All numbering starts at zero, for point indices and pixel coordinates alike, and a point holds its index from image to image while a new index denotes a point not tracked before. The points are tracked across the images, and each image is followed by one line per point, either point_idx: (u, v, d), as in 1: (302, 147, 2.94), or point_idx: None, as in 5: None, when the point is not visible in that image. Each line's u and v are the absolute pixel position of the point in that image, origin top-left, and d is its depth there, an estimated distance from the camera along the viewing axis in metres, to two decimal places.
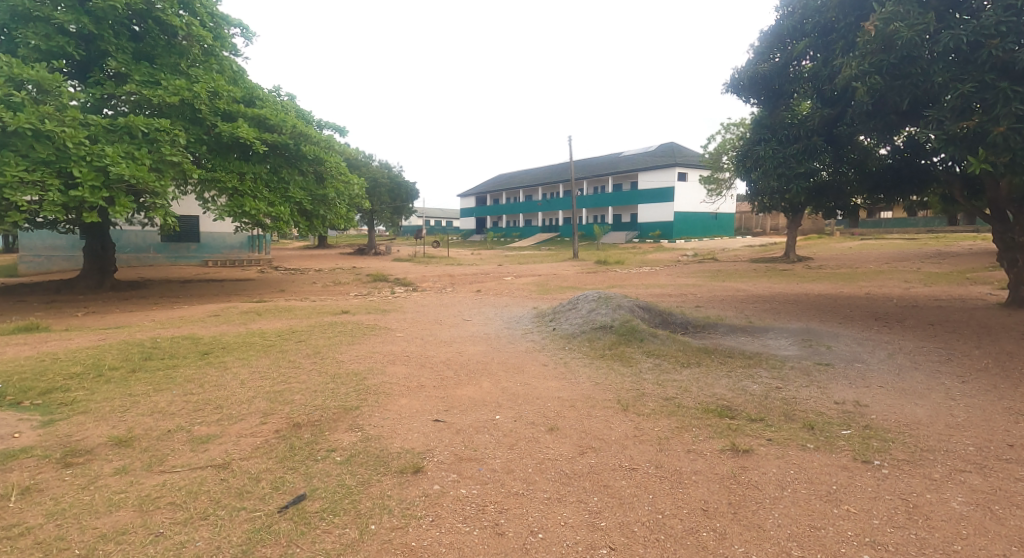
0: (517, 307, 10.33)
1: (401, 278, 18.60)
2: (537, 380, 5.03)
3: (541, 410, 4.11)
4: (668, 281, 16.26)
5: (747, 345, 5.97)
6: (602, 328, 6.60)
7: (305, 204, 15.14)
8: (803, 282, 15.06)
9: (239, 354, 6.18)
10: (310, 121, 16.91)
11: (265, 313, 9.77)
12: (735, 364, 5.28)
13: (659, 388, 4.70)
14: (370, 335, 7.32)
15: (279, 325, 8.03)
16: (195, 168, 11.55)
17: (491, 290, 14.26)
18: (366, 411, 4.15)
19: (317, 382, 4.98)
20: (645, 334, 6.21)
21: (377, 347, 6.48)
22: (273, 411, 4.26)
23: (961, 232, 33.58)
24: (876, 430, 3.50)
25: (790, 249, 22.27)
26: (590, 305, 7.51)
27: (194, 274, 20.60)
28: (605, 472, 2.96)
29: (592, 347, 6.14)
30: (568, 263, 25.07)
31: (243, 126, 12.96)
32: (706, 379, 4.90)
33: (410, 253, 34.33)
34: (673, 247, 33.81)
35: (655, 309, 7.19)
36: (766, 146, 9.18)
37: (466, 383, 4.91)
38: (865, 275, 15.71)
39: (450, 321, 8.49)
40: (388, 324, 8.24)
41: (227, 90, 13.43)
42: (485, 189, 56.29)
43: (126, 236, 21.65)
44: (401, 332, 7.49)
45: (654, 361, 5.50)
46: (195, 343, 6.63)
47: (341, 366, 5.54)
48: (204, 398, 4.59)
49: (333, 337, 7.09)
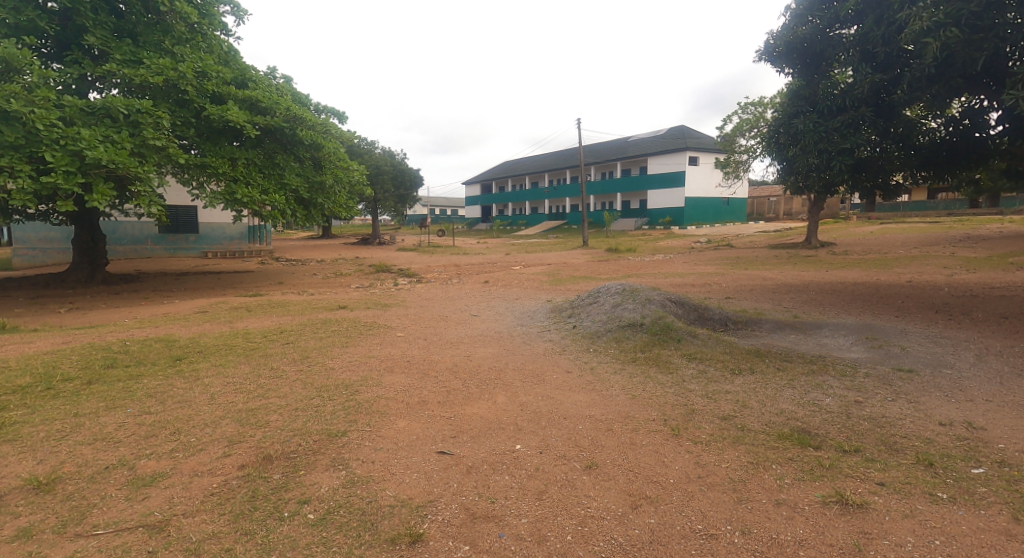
0: (529, 300, 9.49)
1: (405, 269, 17.79)
2: (562, 393, 4.20)
3: (572, 437, 3.31)
4: (686, 270, 15.35)
5: (802, 347, 5.13)
6: (629, 325, 5.81)
7: (302, 192, 14.35)
8: (832, 269, 14.12)
9: (216, 360, 5.39)
10: (307, 105, 16.04)
11: (256, 310, 8.97)
12: (795, 371, 4.45)
13: (712, 403, 3.89)
14: (368, 335, 6.49)
15: (267, 324, 7.24)
16: (181, 153, 10.84)
17: (499, 281, 13.41)
18: (355, 439, 3.35)
19: (300, 397, 4.18)
20: (683, 333, 5.39)
21: (375, 351, 5.67)
22: (241, 438, 3.45)
23: (985, 215, 32.36)
24: (1020, 470, 2.66)
25: (811, 234, 21.26)
26: (613, 299, 6.68)
27: (191, 267, 19.87)
28: (674, 544, 2.17)
29: (622, 349, 5.36)
30: (578, 252, 24.16)
31: (233, 108, 12.23)
32: (766, 390, 4.09)
33: (414, 242, 33.53)
34: (685, 233, 32.77)
35: (689, 304, 6.35)
36: (805, 118, 8.28)
37: (477, 397, 4.11)
38: (898, 262, 14.73)
39: (457, 318, 7.67)
40: (389, 321, 7.44)
41: (215, 71, 12.64)
42: (490, 176, 55.23)
43: (121, 227, 20.86)
44: (403, 332, 6.67)
45: (697, 367, 4.70)
46: (169, 347, 5.83)
47: (332, 375, 4.74)
48: (161, 420, 3.78)
49: (326, 338, 6.28)
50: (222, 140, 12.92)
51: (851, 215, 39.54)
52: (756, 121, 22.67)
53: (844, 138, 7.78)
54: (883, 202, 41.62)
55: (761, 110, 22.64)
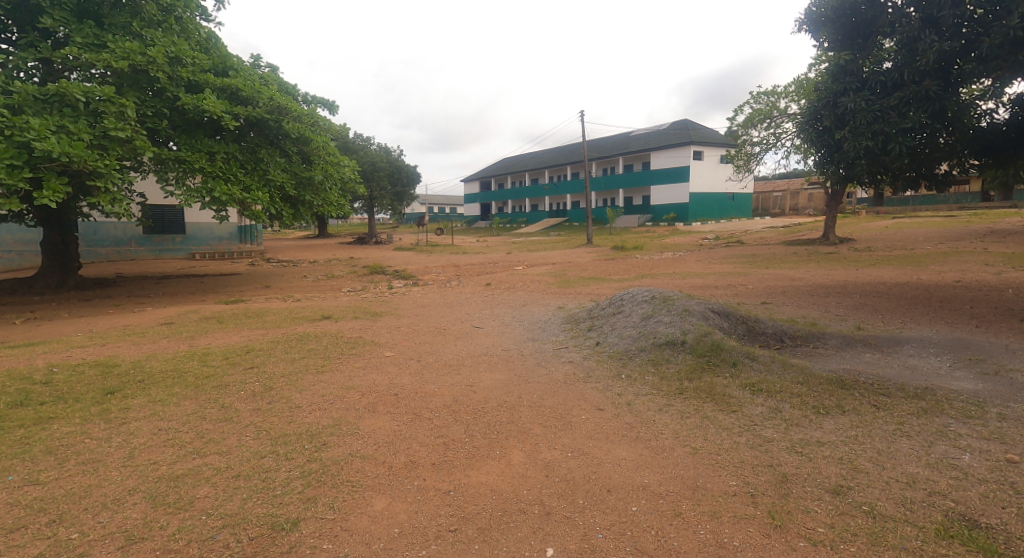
0: (537, 306, 8.45)
1: (402, 271, 16.75)
2: (599, 447, 3.14)
3: (629, 534, 2.28)
4: (702, 269, 14.25)
5: (891, 373, 4.09)
6: (667, 344, 4.77)
7: (288, 189, 13.28)
8: (861, 267, 13.12)
9: (158, 394, 4.29)
10: (295, 95, 14.97)
11: (229, 321, 7.88)
12: (901, 410, 3.40)
13: (807, 464, 2.86)
14: (351, 356, 5.42)
15: (234, 340, 6.16)
16: (149, 146, 9.80)
17: (502, 284, 12.32)
18: (311, 537, 2.31)
19: (249, 455, 3.11)
20: (739, 355, 4.35)
21: (357, 379, 4.60)
22: (143, 535, 2.37)
23: (1000, 208, 31.43)
24: None
25: (828, 230, 20.27)
26: (643, 311, 5.65)
27: (175, 269, 18.75)
28: None
29: (663, 376, 4.32)
30: (583, 250, 23.02)
31: (209, 97, 11.17)
32: (875, 443, 3.04)
33: (412, 241, 32.42)
34: (692, 230, 31.75)
35: (735, 315, 5.32)
36: (854, 97, 7.18)
37: (485, 455, 3.05)
38: (931, 259, 13.72)
39: (457, 332, 6.57)
40: (377, 336, 6.35)
41: (191, 57, 11.55)
42: (489, 173, 54.04)
43: (103, 228, 19.69)
44: (392, 351, 5.58)
45: (767, 404, 3.66)
46: (104, 376, 4.72)
47: (299, 417, 3.68)
48: (42, 497, 2.69)
49: (300, 361, 5.19)
50: (198, 133, 11.88)
51: (859, 209, 38.40)
52: (769, 112, 21.60)
53: (902, 119, 6.70)
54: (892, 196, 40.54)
55: (774, 99, 21.56)
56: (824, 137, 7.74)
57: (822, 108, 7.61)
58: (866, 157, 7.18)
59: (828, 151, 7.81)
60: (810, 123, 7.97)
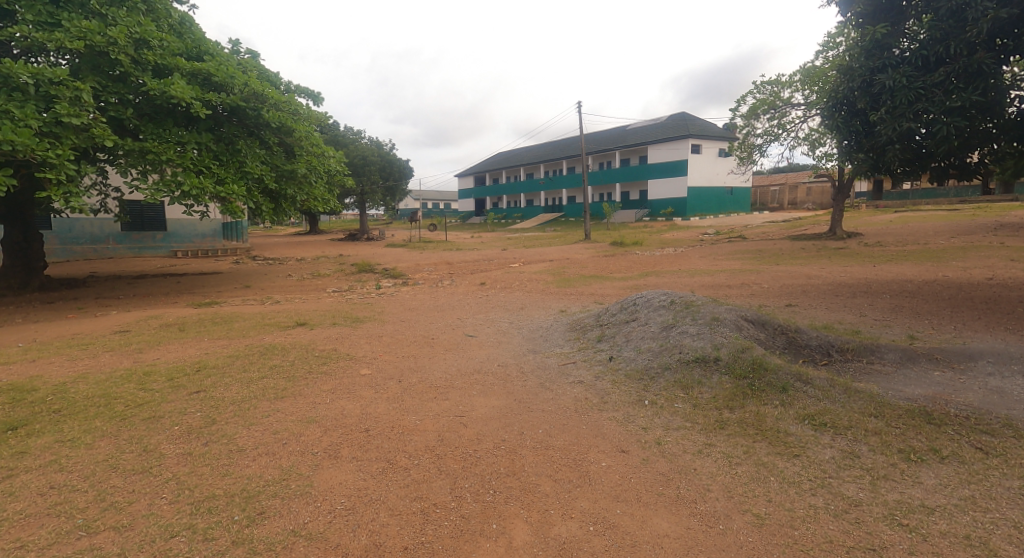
0: (536, 310, 7.64)
1: (391, 269, 15.94)
2: (630, 517, 2.36)
3: None
4: (708, 266, 13.47)
5: (981, 400, 3.30)
6: (698, 360, 3.97)
7: (268, 182, 12.39)
8: (877, 264, 12.40)
9: (69, 431, 3.43)
10: (276, 84, 14.06)
11: (191, 329, 6.99)
12: (1018, 458, 2.61)
13: (921, 547, 2.07)
14: (321, 375, 4.57)
15: (188, 355, 5.29)
16: (107, 135, 8.94)
17: (498, 283, 11.50)
18: None
19: (154, 535, 2.28)
20: (788, 377, 3.56)
21: (321, 409, 3.76)
22: None
23: (1003, 201, 30.89)
24: None
25: (835, 225, 19.57)
26: (663, 319, 4.87)
27: (153, 268, 17.77)
28: None
29: (696, 404, 3.52)
30: (581, 246, 22.20)
31: (177, 82, 10.29)
32: (1006, 512, 2.23)
33: (405, 237, 31.52)
34: (692, 225, 31.02)
35: (772, 325, 4.54)
36: (891, 73, 6.13)
37: (476, 533, 2.25)
38: (949, 255, 13.03)
39: (447, 343, 5.73)
40: (354, 348, 5.50)
41: (158, 39, 10.66)
42: (483, 167, 53.08)
43: (78, 225, 18.66)
44: (369, 369, 4.73)
45: (837, 445, 2.87)
46: (13, 404, 3.86)
47: (237, 466, 2.86)
48: None
49: (257, 383, 4.33)
50: (167, 122, 11.00)
51: (859, 202, 37.87)
52: (773, 102, 20.84)
53: (949, 96, 5.70)
54: (892, 190, 40.07)
55: (778, 88, 20.80)
56: (854, 120, 6.70)
57: (852, 87, 6.56)
58: (903, 143, 6.18)
59: (857, 137, 6.79)
60: (836, 105, 6.92)
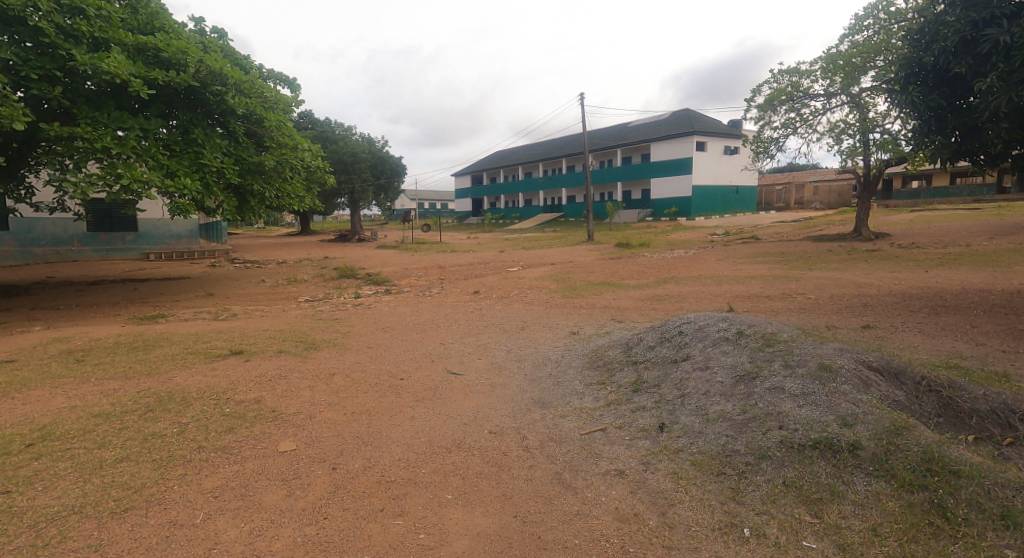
0: (541, 331, 6.04)
1: (375, 274, 14.31)
2: None
3: None
4: (733, 271, 11.84)
5: None
6: (820, 446, 2.39)
7: (230, 175, 10.73)
8: (925, 269, 10.86)
9: None
10: (246, 68, 12.45)
11: (93, 360, 5.35)
12: None
13: None
14: (217, 454, 2.94)
15: (45, 411, 3.67)
16: (12, 115, 7.32)
17: (494, 292, 9.95)
18: None
19: None
20: (1014, 499, 1.97)
21: (176, 544, 2.16)
22: None
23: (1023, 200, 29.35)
24: None
25: (860, 225, 17.97)
26: (737, 364, 3.27)
27: (116, 272, 16.10)
28: None
29: (847, 548, 1.94)
30: (585, 249, 20.66)
31: (112, 55, 8.67)
32: None
33: (398, 239, 29.97)
34: (698, 225, 29.51)
35: (910, 378, 2.95)
36: (1009, 27, 4.06)
37: None
38: (1003, 258, 11.45)
39: (420, 388, 4.10)
40: (287, 399, 3.86)
41: (95, 6, 9.08)
42: (481, 167, 51.54)
43: (38, 225, 16.97)
44: (293, 444, 3.10)
45: None
46: None
47: None
48: None
49: (102, 476, 2.70)
50: (106, 105, 9.41)
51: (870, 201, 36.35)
52: (791, 92, 19.24)
53: None
54: (902, 189, 38.63)
55: (799, 78, 19.20)
56: (935, 92, 4.70)
57: (940, 49, 4.54)
58: (1014, 119, 4.17)
59: (938, 114, 4.79)
60: (908, 71, 4.88)
